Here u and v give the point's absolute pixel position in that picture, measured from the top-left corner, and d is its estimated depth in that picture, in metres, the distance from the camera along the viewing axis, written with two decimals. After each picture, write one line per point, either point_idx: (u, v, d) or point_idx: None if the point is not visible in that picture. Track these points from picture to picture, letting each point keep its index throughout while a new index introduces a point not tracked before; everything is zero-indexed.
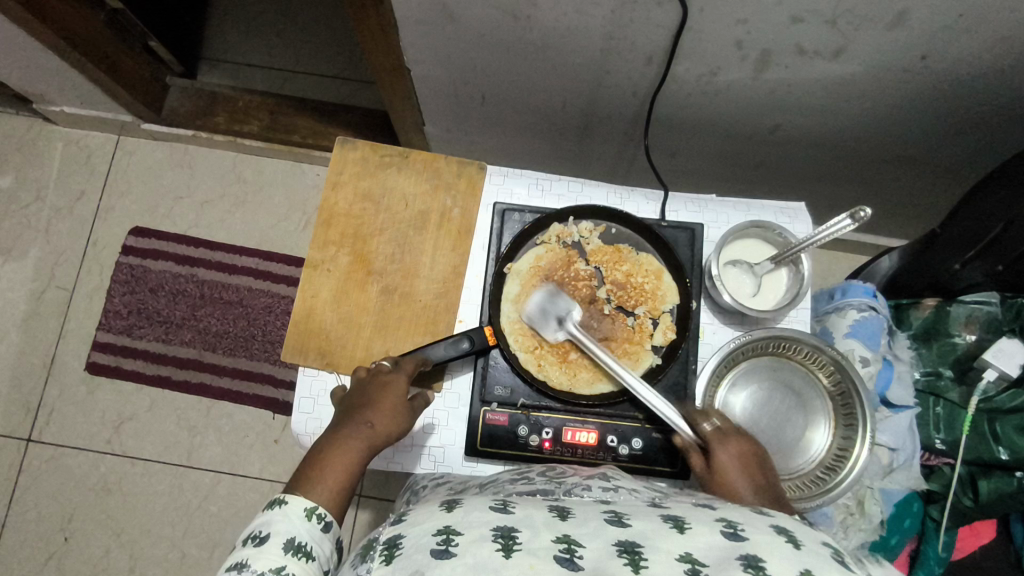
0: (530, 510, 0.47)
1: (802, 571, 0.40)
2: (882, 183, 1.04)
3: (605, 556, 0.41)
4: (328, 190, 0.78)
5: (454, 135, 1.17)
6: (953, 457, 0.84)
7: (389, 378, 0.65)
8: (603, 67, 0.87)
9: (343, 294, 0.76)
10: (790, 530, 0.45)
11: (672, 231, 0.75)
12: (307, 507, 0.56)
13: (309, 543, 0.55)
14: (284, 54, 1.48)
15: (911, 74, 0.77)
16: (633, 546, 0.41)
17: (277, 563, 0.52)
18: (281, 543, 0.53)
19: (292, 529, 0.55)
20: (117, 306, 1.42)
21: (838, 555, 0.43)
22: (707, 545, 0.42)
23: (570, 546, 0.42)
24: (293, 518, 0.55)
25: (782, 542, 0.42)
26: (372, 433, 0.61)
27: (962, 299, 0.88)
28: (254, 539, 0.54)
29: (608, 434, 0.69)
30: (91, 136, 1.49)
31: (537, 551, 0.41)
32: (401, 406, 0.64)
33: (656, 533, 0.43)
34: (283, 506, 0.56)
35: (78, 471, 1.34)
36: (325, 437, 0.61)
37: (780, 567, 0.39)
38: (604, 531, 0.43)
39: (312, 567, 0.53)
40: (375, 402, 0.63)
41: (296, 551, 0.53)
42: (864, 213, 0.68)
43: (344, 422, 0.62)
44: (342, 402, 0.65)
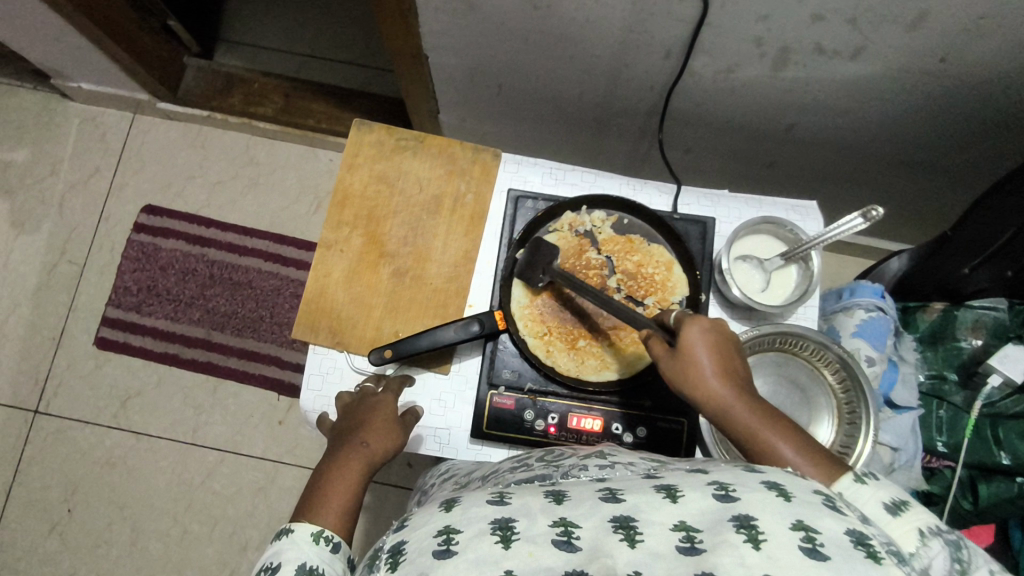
0: (526, 499, 0.46)
1: (796, 521, 0.38)
2: (894, 186, 1.05)
3: (601, 537, 0.40)
4: (344, 171, 0.79)
5: (468, 124, 1.18)
6: (954, 460, 0.86)
7: (379, 400, 0.68)
8: (620, 59, 0.87)
9: (355, 275, 0.77)
10: (782, 482, 0.43)
11: (684, 224, 0.76)
12: (313, 532, 0.56)
13: (320, 566, 0.54)
14: (301, 38, 1.48)
15: (929, 77, 0.77)
16: (627, 520, 0.40)
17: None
18: (292, 568, 0.53)
19: (301, 555, 0.54)
20: (127, 283, 1.43)
21: (830, 500, 0.41)
22: (699, 511, 0.41)
23: (567, 528, 0.42)
24: (302, 544, 0.55)
25: (772, 495, 0.41)
26: (369, 452, 0.63)
27: (970, 303, 0.87)
28: (267, 570, 0.53)
29: (613, 422, 0.70)
30: (108, 114, 1.50)
31: (535, 538, 0.41)
32: (392, 422, 0.67)
33: (649, 505, 0.42)
34: (291, 535, 0.56)
35: (83, 444, 1.35)
36: (323, 465, 0.63)
37: (772, 520, 0.38)
38: (598, 509, 0.43)
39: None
40: (367, 421, 0.65)
41: (308, 575, 0.53)
42: (876, 213, 0.69)
43: (340, 447, 0.64)
44: (336, 431, 0.67)
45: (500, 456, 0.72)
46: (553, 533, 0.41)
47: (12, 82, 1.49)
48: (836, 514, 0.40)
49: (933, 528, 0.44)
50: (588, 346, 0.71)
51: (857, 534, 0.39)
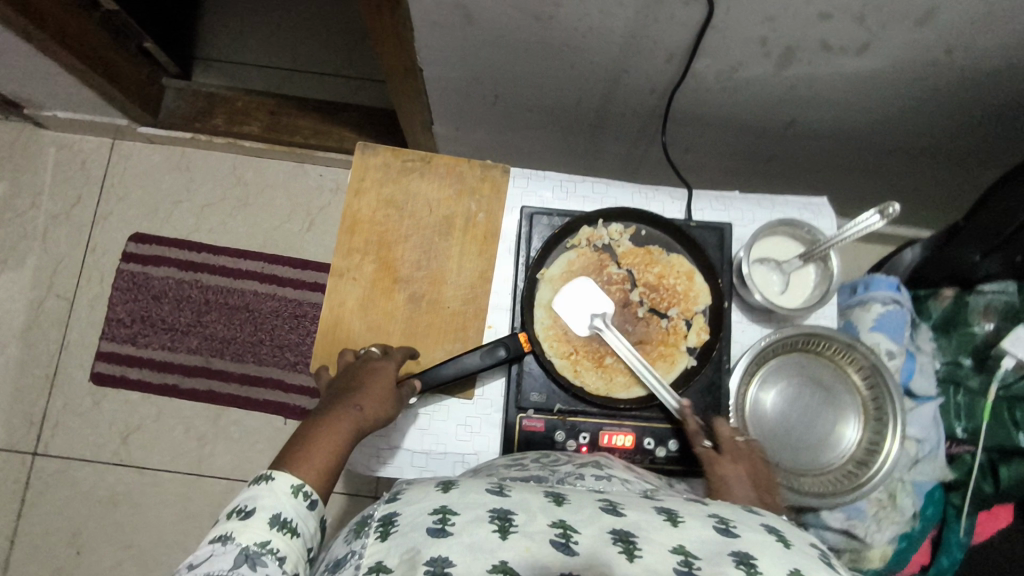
0: (527, 494, 0.47)
1: (793, 570, 0.41)
2: (894, 174, 1.05)
3: (600, 543, 0.42)
4: (351, 197, 0.77)
5: (462, 135, 1.16)
6: (973, 444, 0.87)
7: (379, 365, 0.67)
8: (622, 65, 0.86)
9: (370, 303, 0.75)
10: (780, 529, 0.47)
11: (701, 231, 0.74)
12: (294, 484, 0.53)
13: (294, 519, 0.52)
14: (282, 53, 1.45)
15: (933, 68, 0.77)
16: (627, 535, 0.43)
17: (262, 537, 0.49)
18: (266, 518, 0.50)
19: (277, 505, 0.52)
20: (120, 314, 1.39)
21: (825, 555, 0.46)
22: (699, 539, 0.43)
23: (567, 531, 0.43)
24: (279, 494, 0.52)
25: (774, 542, 0.44)
26: (362, 415, 0.61)
27: (981, 288, 0.88)
28: (238, 513, 0.50)
29: (645, 437, 0.69)
30: (85, 141, 1.45)
31: (533, 535, 0.42)
32: (389, 393, 0.64)
33: (651, 525, 0.44)
34: (270, 482, 0.53)
35: (86, 483, 1.31)
36: (311, 419, 0.60)
37: (772, 565, 0.41)
38: (600, 518, 0.45)
39: (296, 543, 0.51)
40: (366, 386, 0.63)
41: (281, 526, 0.50)
42: (893, 211, 0.68)
43: (333, 403, 0.61)
44: (329, 389, 0.65)
45: None
46: (551, 533, 0.43)
47: None
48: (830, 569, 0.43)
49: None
50: (616, 362, 0.71)
51: None
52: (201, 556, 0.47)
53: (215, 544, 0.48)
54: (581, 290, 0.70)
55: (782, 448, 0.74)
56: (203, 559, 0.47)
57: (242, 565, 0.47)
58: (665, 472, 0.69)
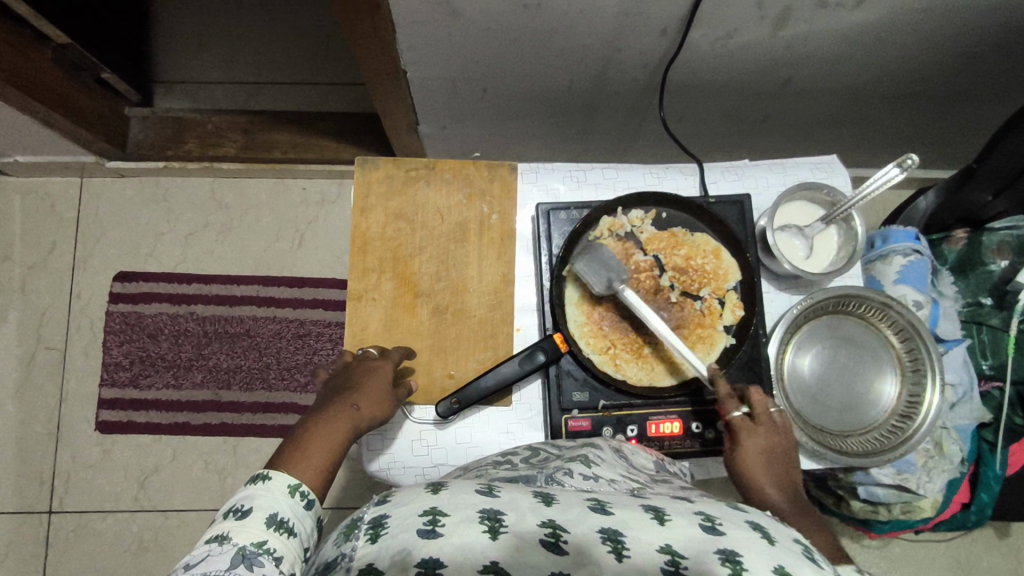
0: (516, 493, 0.46)
1: (779, 567, 0.41)
2: (888, 120, 1.05)
3: (590, 542, 0.41)
4: (358, 216, 0.74)
5: (449, 132, 1.12)
6: (1002, 379, 0.88)
7: (378, 364, 0.66)
8: (614, 44, 0.83)
9: (394, 322, 0.73)
10: (765, 525, 0.46)
11: (721, 207, 0.73)
12: (290, 484, 0.54)
13: (290, 519, 0.51)
14: (245, 66, 1.39)
15: (930, 13, 0.76)
16: (616, 534, 0.42)
17: (259, 537, 0.48)
18: (263, 517, 0.50)
19: (275, 504, 0.51)
20: (116, 358, 1.34)
21: (809, 551, 0.45)
22: (688, 538, 0.42)
23: (556, 531, 0.42)
24: (276, 494, 0.52)
25: (759, 540, 0.43)
26: (358, 414, 0.61)
27: (992, 227, 0.89)
28: (235, 512, 0.50)
29: (692, 421, 0.69)
30: (52, 184, 1.38)
31: (524, 535, 0.41)
32: (385, 393, 0.64)
33: (640, 522, 0.43)
34: (266, 481, 0.53)
35: (109, 533, 1.28)
36: (309, 417, 0.61)
37: (759, 564, 0.40)
38: (589, 517, 0.43)
39: (293, 544, 0.50)
40: (362, 385, 0.63)
41: (277, 526, 0.50)
42: (911, 161, 0.68)
43: (330, 402, 0.62)
44: (325, 387, 0.65)
45: None
46: (541, 533, 0.42)
47: None
48: (814, 565, 0.43)
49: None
50: (654, 351, 0.70)
51: None
52: (198, 557, 0.46)
53: (212, 544, 0.47)
54: (596, 260, 0.67)
55: (829, 411, 0.74)
56: (199, 559, 0.46)
57: (239, 565, 0.46)
58: (716, 452, 0.69)
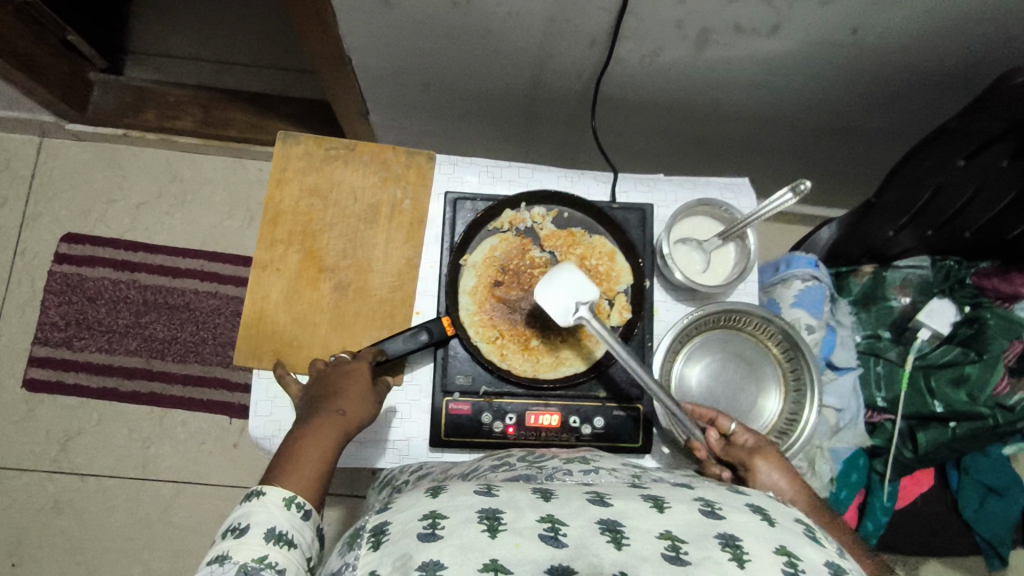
0: (513, 491, 0.49)
1: (779, 549, 0.44)
2: (816, 155, 1.09)
3: (588, 534, 0.44)
4: (273, 188, 0.76)
5: (398, 124, 1.15)
6: (893, 412, 0.91)
7: (351, 366, 0.66)
8: (546, 50, 0.87)
9: (295, 294, 0.74)
10: (764, 508, 0.49)
11: (623, 213, 0.76)
12: (284, 497, 0.55)
13: (290, 531, 0.53)
14: (216, 45, 1.42)
15: (842, 49, 0.80)
16: (616, 525, 0.44)
17: (259, 553, 0.51)
18: (261, 534, 0.52)
19: (272, 518, 0.53)
20: (53, 317, 1.35)
21: (810, 531, 0.48)
22: (686, 523, 0.45)
23: (554, 525, 0.44)
24: (272, 507, 0.54)
25: (758, 522, 0.46)
26: (346, 419, 0.61)
27: (896, 264, 0.93)
28: (233, 531, 0.52)
29: (571, 415, 0.71)
30: (10, 138, 1.39)
31: (521, 531, 0.43)
32: (367, 393, 0.64)
33: (638, 512, 0.46)
34: (261, 497, 0.54)
35: (24, 492, 1.27)
36: (295, 432, 0.60)
37: (756, 546, 0.43)
38: (587, 509, 0.46)
39: (294, 556, 0.52)
40: (345, 389, 0.63)
41: (277, 538, 0.52)
42: (803, 187, 0.70)
43: (314, 413, 0.61)
44: (305, 396, 0.64)
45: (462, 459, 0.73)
46: (540, 528, 0.44)
47: None
48: (812, 544, 0.46)
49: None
50: (541, 345, 0.72)
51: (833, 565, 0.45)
52: None
53: (212, 565, 0.49)
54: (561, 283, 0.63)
55: None
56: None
57: None
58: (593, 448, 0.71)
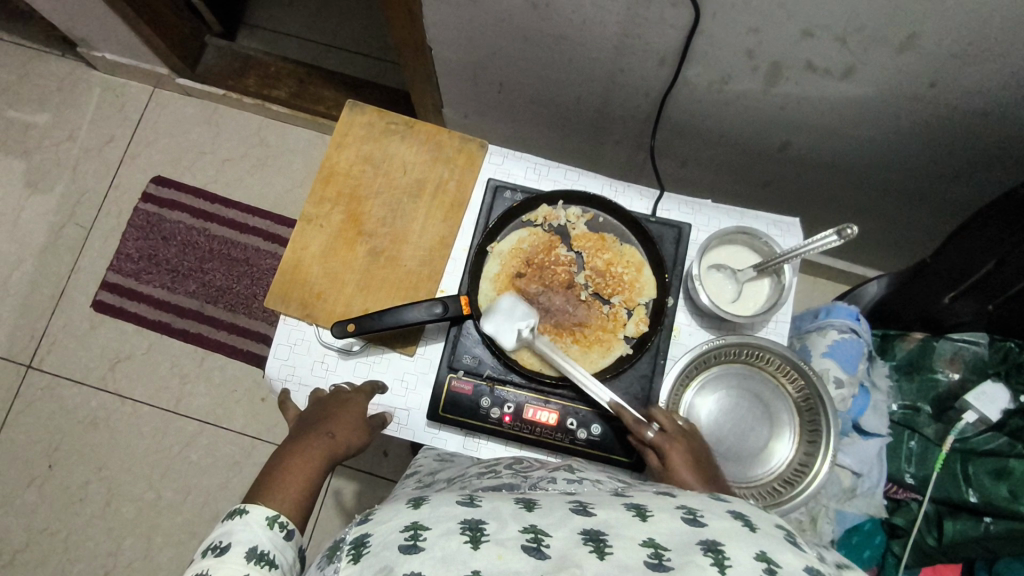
0: (497, 503, 0.47)
1: (759, 554, 0.41)
2: (884, 214, 1.04)
3: (569, 544, 0.41)
4: (332, 149, 0.81)
5: (470, 122, 1.18)
6: (920, 493, 0.85)
7: (349, 397, 0.70)
8: (617, 65, 0.88)
9: (332, 251, 0.78)
10: (747, 513, 0.46)
11: (658, 227, 0.76)
12: (268, 516, 0.58)
13: (270, 552, 0.55)
14: (322, 29, 1.52)
15: (919, 101, 0.77)
16: (598, 535, 0.42)
17: (240, 571, 0.52)
18: (242, 551, 0.54)
19: (254, 538, 0.55)
20: (129, 249, 1.46)
21: (791, 536, 0.45)
22: (669, 531, 0.43)
23: (537, 536, 0.43)
24: (254, 527, 0.56)
25: (738, 527, 0.43)
26: (334, 442, 0.65)
27: (951, 336, 0.87)
28: (215, 549, 0.54)
29: (568, 417, 0.70)
30: (129, 85, 1.54)
31: (503, 543, 0.41)
32: (359, 421, 0.68)
33: (620, 521, 0.44)
34: (244, 516, 0.57)
35: (71, 402, 1.37)
36: (285, 450, 0.64)
37: (739, 552, 0.40)
38: (569, 521, 0.44)
39: (274, 575, 0.54)
40: (336, 414, 0.67)
41: (258, 558, 0.54)
42: (850, 231, 0.64)
43: (303, 437, 0.65)
44: (299, 421, 0.68)
45: (455, 442, 0.73)
46: (522, 539, 0.42)
47: (42, 48, 1.54)
48: (795, 551, 0.42)
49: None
50: (553, 341, 0.72)
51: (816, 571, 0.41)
52: None
53: None
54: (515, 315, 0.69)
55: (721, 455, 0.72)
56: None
57: None
58: (585, 455, 0.70)
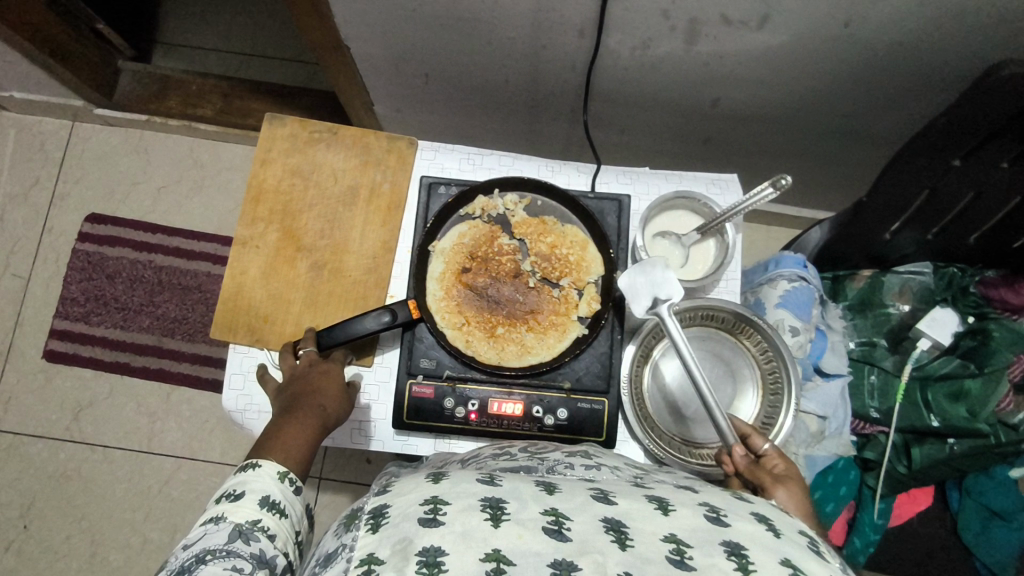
0: (517, 482, 0.47)
1: (782, 560, 0.41)
2: (822, 156, 1.06)
3: (592, 530, 0.41)
4: (256, 167, 0.78)
5: (403, 115, 1.15)
6: (887, 425, 0.87)
7: (328, 366, 0.69)
8: (538, 42, 0.86)
9: (272, 270, 0.76)
10: (770, 517, 0.46)
11: (598, 203, 0.76)
12: (280, 470, 0.58)
13: (282, 502, 0.56)
14: (240, 38, 1.47)
15: (838, 42, 0.77)
16: (619, 525, 0.42)
17: (253, 516, 0.53)
18: (256, 499, 0.54)
19: (266, 487, 0.56)
20: (74, 293, 1.41)
21: (813, 544, 0.45)
22: (690, 529, 0.43)
23: (558, 518, 0.42)
24: (267, 478, 0.57)
25: (763, 532, 0.44)
26: (326, 413, 0.65)
27: (896, 269, 0.90)
28: (228, 496, 0.54)
29: (534, 405, 0.70)
30: (46, 122, 1.47)
31: (525, 522, 0.41)
32: (344, 391, 0.68)
33: (642, 514, 0.44)
34: (257, 468, 0.57)
35: (38, 458, 1.33)
36: (275, 421, 0.63)
37: (762, 556, 0.40)
38: (591, 507, 0.44)
39: (285, 523, 0.55)
40: (324, 386, 0.67)
41: (271, 507, 0.55)
42: (784, 181, 0.64)
43: (296, 406, 0.64)
44: (281, 395, 0.66)
45: (426, 446, 0.72)
46: (543, 520, 0.42)
47: None
48: (818, 560, 0.43)
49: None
50: (507, 332, 0.72)
51: None
52: (195, 536, 0.51)
53: (208, 524, 0.52)
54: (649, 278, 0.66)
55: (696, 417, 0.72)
56: (197, 538, 0.51)
57: (236, 540, 0.51)
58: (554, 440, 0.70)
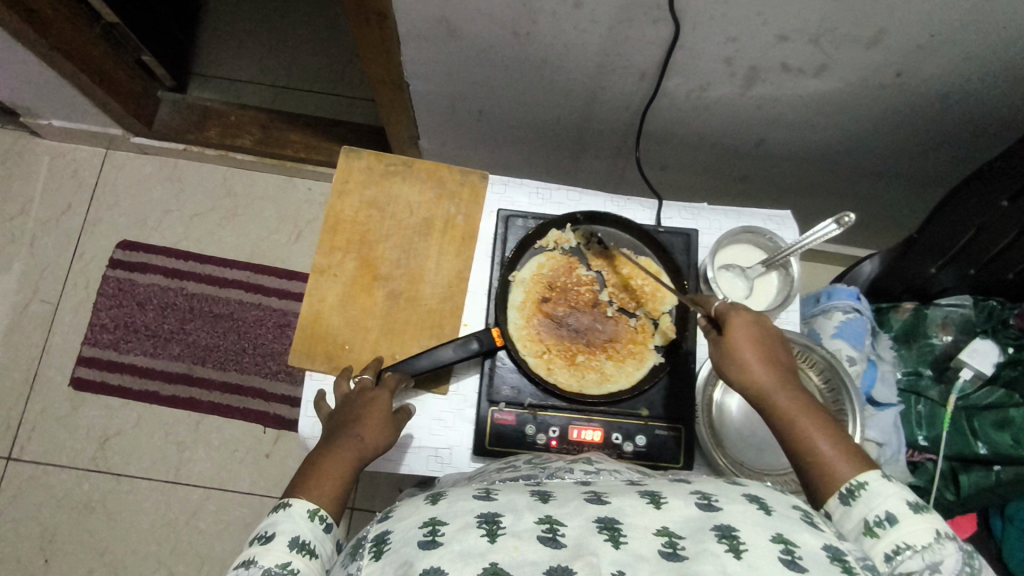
0: (512, 495, 0.47)
1: (774, 535, 0.42)
2: (854, 194, 1.11)
3: (587, 533, 0.42)
4: (334, 198, 0.80)
5: (448, 149, 1.18)
6: (935, 452, 0.90)
7: (375, 394, 0.67)
8: (597, 84, 0.90)
9: (350, 299, 0.77)
10: (761, 497, 0.47)
11: (668, 236, 0.79)
12: (309, 509, 0.56)
13: (312, 541, 0.54)
14: (277, 72, 1.51)
15: (888, 89, 0.82)
16: (613, 523, 0.43)
17: (283, 559, 0.51)
18: (285, 541, 0.52)
19: (296, 528, 0.54)
20: (103, 320, 1.40)
21: (807, 516, 0.46)
22: (683, 521, 0.44)
23: (553, 525, 0.43)
24: (296, 518, 0.55)
25: (755, 511, 0.44)
26: (364, 443, 0.62)
27: (937, 302, 0.93)
28: (260, 538, 0.53)
29: (613, 432, 0.72)
30: (80, 150, 1.48)
31: (521, 534, 0.42)
32: (387, 420, 0.65)
33: (634, 510, 0.45)
34: (286, 508, 0.55)
35: (61, 488, 1.29)
36: (316, 451, 0.61)
37: (753, 534, 0.41)
38: (585, 510, 0.45)
39: (315, 564, 0.53)
40: (366, 415, 0.64)
41: (299, 548, 0.53)
42: (847, 219, 0.67)
43: (335, 437, 0.62)
44: (329, 422, 0.65)
45: None
46: (538, 529, 0.43)
47: None
48: (810, 530, 0.44)
49: (949, 534, 0.50)
50: (588, 360, 0.74)
51: (830, 549, 0.43)
52: None
53: (239, 570, 0.50)
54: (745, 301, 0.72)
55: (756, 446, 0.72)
56: None
57: None
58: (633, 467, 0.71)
